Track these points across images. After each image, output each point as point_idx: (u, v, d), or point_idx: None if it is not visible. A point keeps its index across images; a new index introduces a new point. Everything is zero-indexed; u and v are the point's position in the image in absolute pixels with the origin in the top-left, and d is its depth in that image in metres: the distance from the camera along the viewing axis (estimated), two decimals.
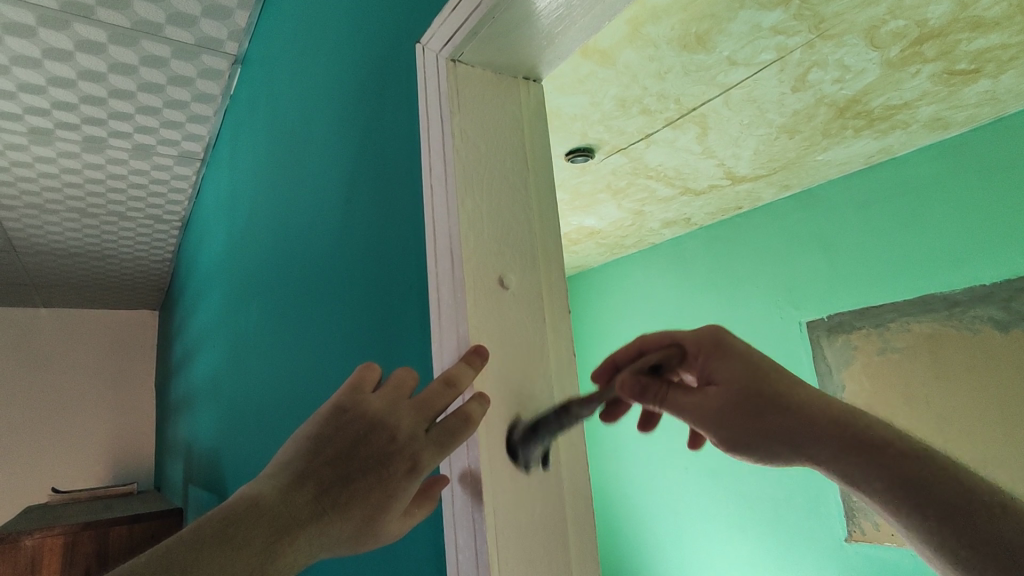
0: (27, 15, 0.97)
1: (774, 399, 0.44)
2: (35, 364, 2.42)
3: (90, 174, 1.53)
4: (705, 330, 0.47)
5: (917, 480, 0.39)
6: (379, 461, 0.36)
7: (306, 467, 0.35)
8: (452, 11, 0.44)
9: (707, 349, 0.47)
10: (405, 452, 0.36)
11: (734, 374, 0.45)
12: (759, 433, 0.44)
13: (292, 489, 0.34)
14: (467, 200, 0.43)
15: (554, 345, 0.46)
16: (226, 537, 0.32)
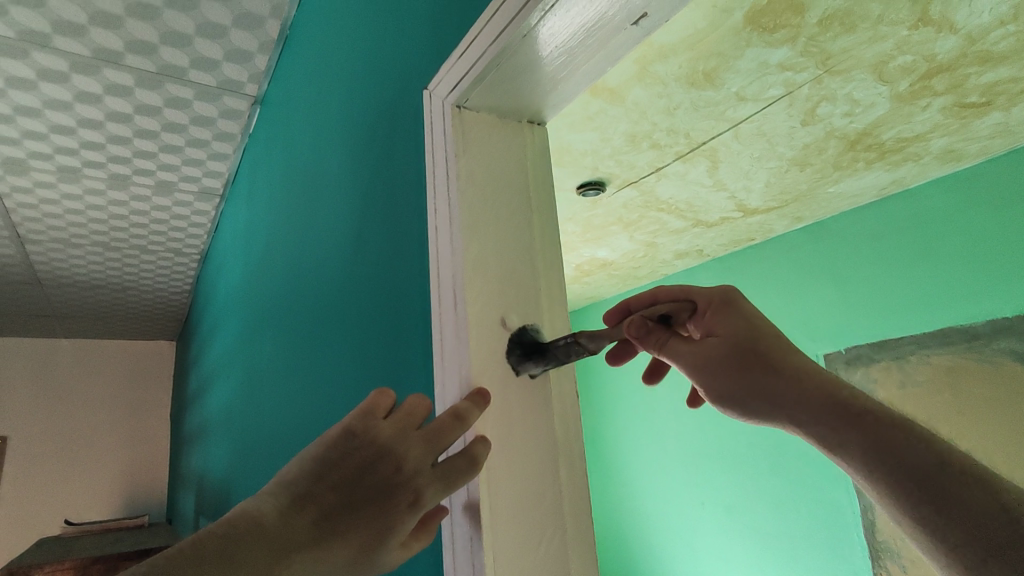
0: (60, 62, 1.03)
1: (766, 357, 0.45)
2: (54, 394, 2.46)
3: (114, 210, 1.58)
4: (718, 287, 0.49)
5: (891, 446, 0.39)
6: (383, 491, 0.37)
7: (309, 489, 0.37)
8: (458, 58, 0.46)
9: (716, 306, 0.48)
10: (408, 485, 0.38)
11: (733, 330, 0.46)
12: (746, 390, 0.45)
13: (295, 512, 0.36)
14: (471, 243, 0.44)
15: (557, 380, 0.46)
16: (225, 559, 0.33)
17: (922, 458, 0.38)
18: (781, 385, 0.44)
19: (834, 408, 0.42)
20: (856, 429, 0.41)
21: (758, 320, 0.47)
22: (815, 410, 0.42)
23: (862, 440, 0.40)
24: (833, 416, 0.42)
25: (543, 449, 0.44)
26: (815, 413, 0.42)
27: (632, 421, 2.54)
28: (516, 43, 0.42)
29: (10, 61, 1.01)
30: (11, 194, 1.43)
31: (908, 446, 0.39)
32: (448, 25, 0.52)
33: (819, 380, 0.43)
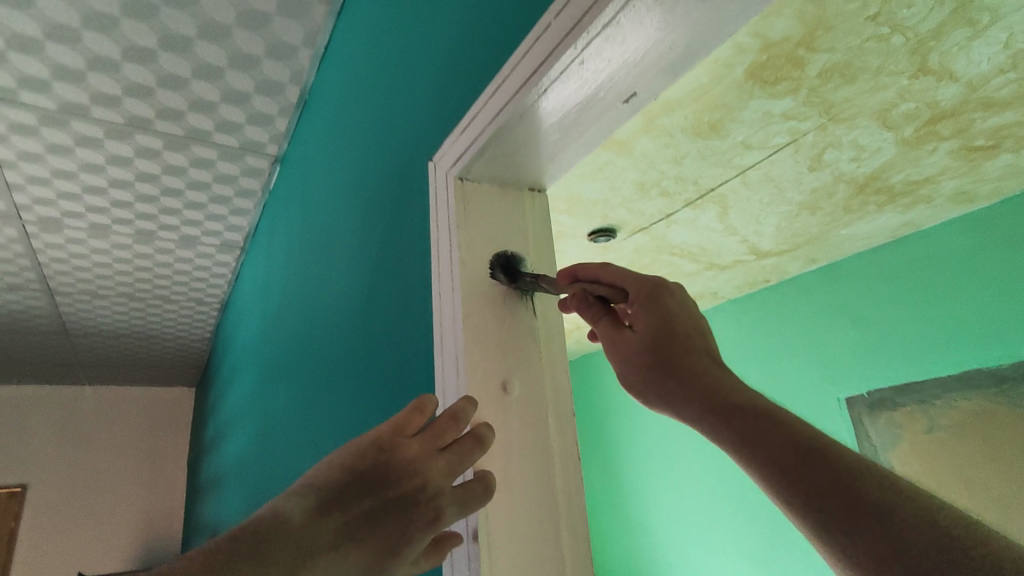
0: (96, 129, 1.09)
1: (680, 360, 0.42)
2: (76, 442, 2.48)
3: (140, 262, 1.64)
4: (653, 277, 0.45)
5: (810, 478, 0.36)
6: (404, 506, 0.39)
7: (336, 495, 0.39)
8: (460, 134, 0.49)
9: (646, 298, 0.44)
10: (428, 504, 0.39)
11: (651, 325, 0.43)
12: (653, 389, 0.43)
13: (320, 518, 0.39)
14: (471, 312, 0.46)
15: (561, 450, 0.47)
16: (258, 552, 0.38)
17: (819, 476, 0.36)
18: (687, 389, 0.41)
19: (731, 418, 0.39)
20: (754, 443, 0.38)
21: (682, 317, 0.43)
22: (712, 417, 0.40)
23: (764, 454, 0.37)
24: (734, 424, 0.39)
25: (545, 513, 0.44)
26: (715, 419, 0.40)
27: (651, 467, 2.48)
28: (513, 121, 0.45)
29: (50, 130, 1.08)
30: (44, 249, 1.50)
31: (809, 461, 0.36)
32: (452, 100, 0.55)
33: (727, 391, 0.40)
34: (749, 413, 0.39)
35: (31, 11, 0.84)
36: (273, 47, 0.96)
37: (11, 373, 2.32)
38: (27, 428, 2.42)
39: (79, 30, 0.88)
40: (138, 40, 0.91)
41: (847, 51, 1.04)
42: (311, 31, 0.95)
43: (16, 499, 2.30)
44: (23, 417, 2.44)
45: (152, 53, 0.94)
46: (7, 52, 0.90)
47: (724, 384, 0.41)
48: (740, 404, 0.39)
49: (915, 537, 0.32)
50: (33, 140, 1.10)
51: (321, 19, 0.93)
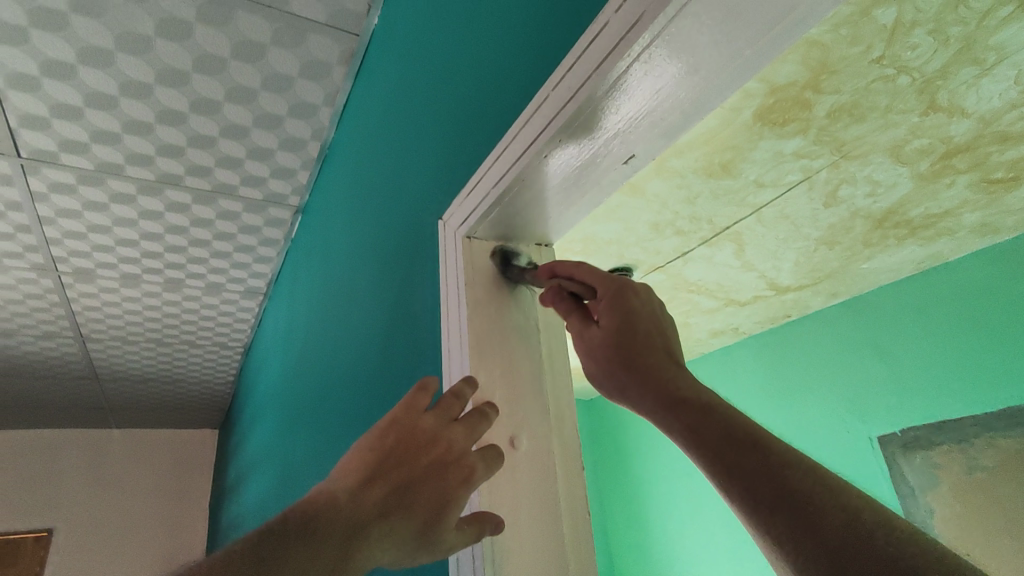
0: (129, 186, 1.15)
1: (638, 355, 0.47)
2: (102, 486, 2.51)
3: (167, 309, 1.69)
4: (619, 279, 0.50)
5: (743, 458, 0.40)
6: (439, 470, 0.43)
7: (374, 472, 0.43)
8: (467, 197, 0.52)
9: (611, 297, 0.49)
10: (459, 465, 0.43)
11: (616, 321, 0.48)
12: (614, 380, 0.48)
13: (362, 492, 0.42)
14: (480, 371, 0.49)
15: (569, 509, 0.48)
16: (309, 529, 0.39)
17: (753, 463, 0.40)
18: (641, 380, 0.46)
19: (676, 408, 0.44)
20: (701, 432, 0.42)
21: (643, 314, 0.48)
22: (662, 404, 0.44)
23: (707, 442, 0.42)
24: (680, 413, 0.44)
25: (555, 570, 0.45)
26: (664, 407, 0.44)
27: (677, 510, 2.40)
28: (515, 186, 0.48)
29: (87, 188, 1.14)
30: (78, 298, 1.56)
31: (744, 450, 0.40)
32: (460, 163, 0.58)
33: (677, 384, 0.45)
34: (696, 405, 0.43)
35: (74, 82, 0.90)
36: (295, 107, 1.01)
37: (42, 417, 2.37)
38: (56, 471, 2.47)
39: (116, 97, 0.94)
40: (170, 104, 0.97)
41: (854, 92, 1.06)
42: (330, 92, 1.00)
43: (43, 543, 2.34)
44: (52, 461, 2.48)
45: (183, 116, 1.00)
46: (51, 119, 0.96)
47: (676, 376, 0.45)
48: (689, 397, 0.44)
49: (827, 515, 0.37)
50: (71, 198, 1.16)
51: (340, 81, 0.98)
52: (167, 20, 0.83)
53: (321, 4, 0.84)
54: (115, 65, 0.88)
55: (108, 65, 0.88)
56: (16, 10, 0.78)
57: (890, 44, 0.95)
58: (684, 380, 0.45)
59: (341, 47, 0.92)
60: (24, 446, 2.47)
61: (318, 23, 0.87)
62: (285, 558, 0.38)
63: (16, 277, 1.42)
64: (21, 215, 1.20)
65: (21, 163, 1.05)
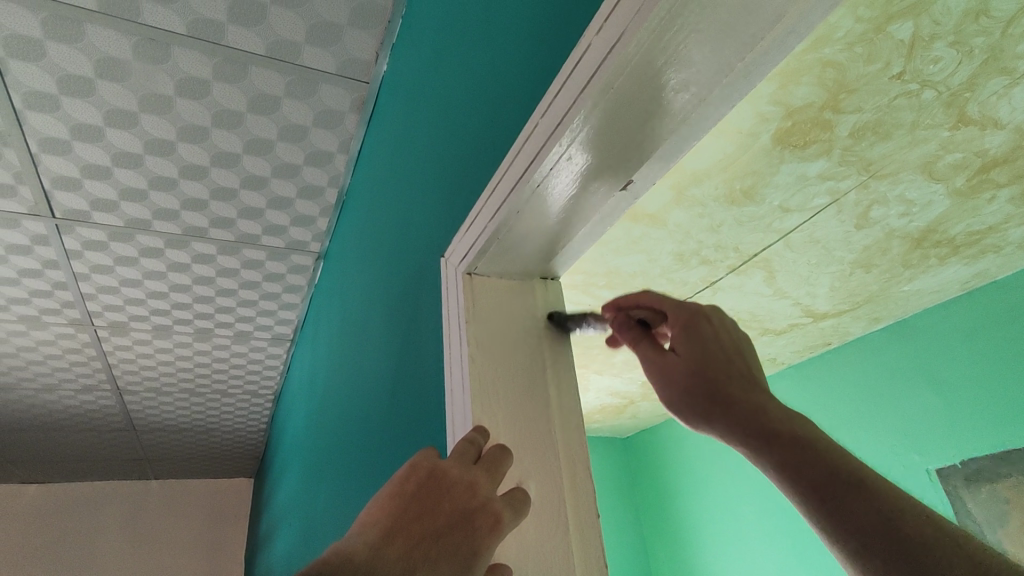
0: (157, 240, 1.19)
1: (724, 385, 0.45)
2: (138, 539, 2.52)
3: (198, 359, 1.72)
4: (690, 307, 0.48)
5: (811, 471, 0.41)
6: (465, 516, 0.38)
7: (395, 522, 0.37)
8: (466, 233, 0.52)
9: (683, 324, 0.48)
10: (486, 510, 0.39)
11: (695, 352, 0.46)
12: (694, 410, 0.46)
13: (383, 544, 0.35)
14: (482, 411, 0.47)
15: (584, 564, 0.44)
16: None
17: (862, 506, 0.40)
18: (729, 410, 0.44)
19: (769, 440, 0.43)
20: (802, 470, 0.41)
21: (719, 340, 0.47)
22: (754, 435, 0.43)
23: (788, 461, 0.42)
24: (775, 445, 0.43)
25: None
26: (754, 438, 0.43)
27: (726, 556, 2.26)
28: (512, 218, 0.47)
29: (119, 244, 1.18)
30: (113, 350, 1.60)
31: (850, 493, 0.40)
32: (462, 199, 0.57)
33: (767, 413, 0.43)
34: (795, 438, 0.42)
35: (102, 144, 0.94)
36: (311, 155, 1.04)
37: (82, 470, 2.42)
38: (95, 524, 2.49)
39: (142, 155, 0.98)
40: (192, 159, 1.00)
41: (875, 110, 1.02)
42: (344, 139, 1.02)
43: None
44: (92, 513, 2.52)
45: (205, 170, 1.03)
46: (82, 180, 1.01)
47: (764, 404, 0.44)
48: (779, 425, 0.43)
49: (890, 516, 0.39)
50: (104, 254, 1.20)
51: (354, 128, 1.00)
52: (186, 79, 0.86)
53: (331, 55, 0.86)
54: (140, 125, 0.92)
55: (133, 125, 0.92)
56: (47, 79, 0.83)
57: (909, 59, 0.92)
58: (772, 405, 0.44)
59: (352, 95, 0.94)
60: (65, 499, 2.51)
61: (328, 73, 0.89)
62: None
63: (54, 333, 1.47)
64: (58, 273, 1.25)
65: (57, 223, 1.10)
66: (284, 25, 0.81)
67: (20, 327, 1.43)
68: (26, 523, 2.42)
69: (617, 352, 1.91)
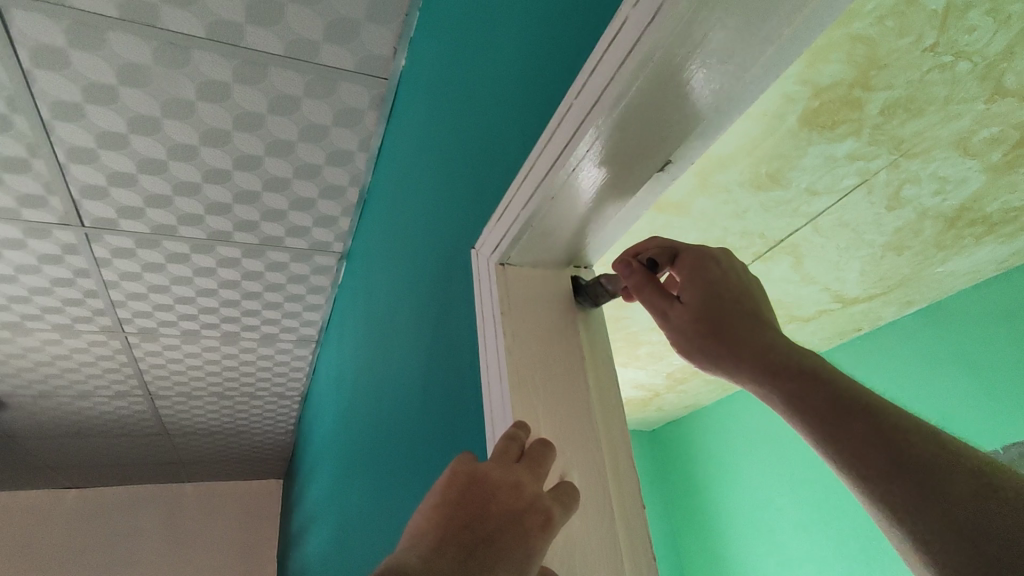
0: (183, 245, 1.20)
1: (734, 324, 0.45)
2: (174, 540, 2.57)
3: (225, 363, 1.74)
4: (699, 249, 0.48)
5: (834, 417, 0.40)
6: (514, 518, 0.37)
7: (443, 533, 0.36)
8: (497, 223, 0.51)
9: (694, 268, 0.47)
10: (537, 508, 0.38)
11: (701, 297, 0.46)
12: (705, 352, 0.45)
13: (435, 557, 0.34)
14: (521, 402, 0.46)
15: (631, 555, 0.43)
16: None
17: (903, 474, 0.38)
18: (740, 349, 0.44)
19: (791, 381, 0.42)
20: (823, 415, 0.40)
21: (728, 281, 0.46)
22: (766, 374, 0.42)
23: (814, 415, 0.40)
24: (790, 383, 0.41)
25: None
26: (766, 376, 0.42)
27: (758, 546, 2.23)
28: (545, 205, 0.46)
29: (146, 251, 1.20)
30: (144, 356, 1.62)
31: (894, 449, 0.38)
32: (490, 190, 0.56)
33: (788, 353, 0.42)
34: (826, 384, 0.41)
35: (128, 151, 0.95)
36: (332, 154, 1.04)
37: (117, 474, 2.46)
38: (132, 527, 2.55)
39: (166, 161, 0.98)
40: (215, 163, 1.01)
41: (907, 86, 0.99)
42: (364, 136, 1.01)
43: None
44: (129, 516, 2.57)
45: (228, 173, 1.03)
46: (110, 188, 1.02)
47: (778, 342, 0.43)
48: (791, 361, 0.42)
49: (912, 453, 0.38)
50: (132, 261, 1.22)
51: (373, 125, 1.00)
52: (207, 83, 0.87)
53: (350, 52, 0.86)
54: (163, 131, 0.93)
55: (156, 131, 0.93)
56: (72, 89, 0.84)
57: (943, 30, 0.89)
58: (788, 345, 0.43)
59: (371, 91, 0.93)
60: (103, 504, 2.57)
61: (348, 70, 0.89)
62: None
63: (87, 340, 1.50)
64: (89, 281, 1.27)
65: (86, 232, 1.11)
66: (301, 24, 0.81)
67: (54, 335, 1.46)
68: (66, 527, 2.48)
69: (642, 344, 1.89)
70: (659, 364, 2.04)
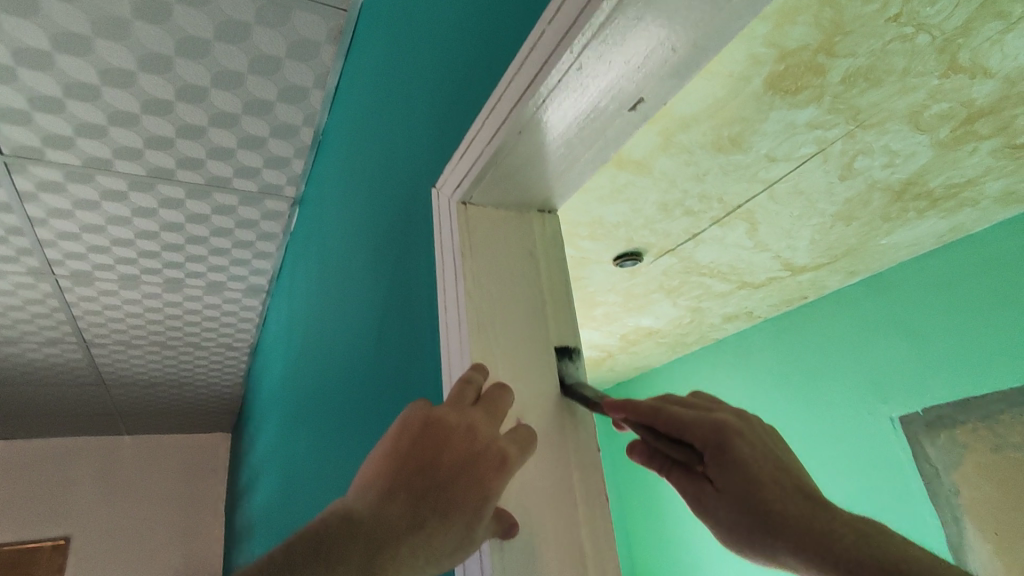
0: (119, 182, 1.12)
1: (772, 508, 0.37)
2: (113, 493, 2.49)
3: (169, 311, 1.66)
4: (711, 426, 0.39)
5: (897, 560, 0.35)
6: (468, 462, 0.37)
7: (394, 480, 0.37)
8: (460, 159, 0.49)
9: (711, 452, 0.39)
10: (492, 450, 0.37)
11: (732, 484, 0.38)
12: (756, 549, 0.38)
13: (383, 504, 0.36)
14: (479, 344, 0.45)
15: (589, 516, 0.43)
16: (321, 558, 0.34)
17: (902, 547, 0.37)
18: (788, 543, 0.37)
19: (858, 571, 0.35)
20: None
21: (756, 462, 0.38)
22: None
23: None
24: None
25: (570, 543, 0.42)
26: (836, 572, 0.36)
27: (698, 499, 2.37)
28: (512, 138, 0.44)
29: (76, 186, 1.11)
30: (78, 302, 1.53)
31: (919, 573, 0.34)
32: (453, 126, 0.54)
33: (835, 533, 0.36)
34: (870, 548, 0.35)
35: (53, 72, 0.87)
36: (285, 91, 0.97)
37: (51, 425, 2.35)
38: (69, 479, 2.46)
39: (98, 87, 0.90)
40: (154, 92, 0.93)
41: (869, 54, 1.00)
42: (320, 73, 0.96)
43: (62, 550, 2.33)
44: (64, 469, 2.47)
45: (169, 104, 0.96)
46: (33, 113, 0.93)
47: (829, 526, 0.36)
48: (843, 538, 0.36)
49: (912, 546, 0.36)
50: (60, 197, 1.13)
51: (329, 61, 0.94)
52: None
53: None
54: (95, 52, 0.85)
55: (85, 51, 0.84)
56: None
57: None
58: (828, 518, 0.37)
59: (328, 23, 0.88)
60: (35, 455, 2.46)
61: None
62: None
63: (13, 282, 1.40)
64: (11, 217, 1.17)
65: (5, 161, 1.02)
66: None
67: None
68: None
69: (597, 304, 1.93)
70: (613, 325, 2.09)
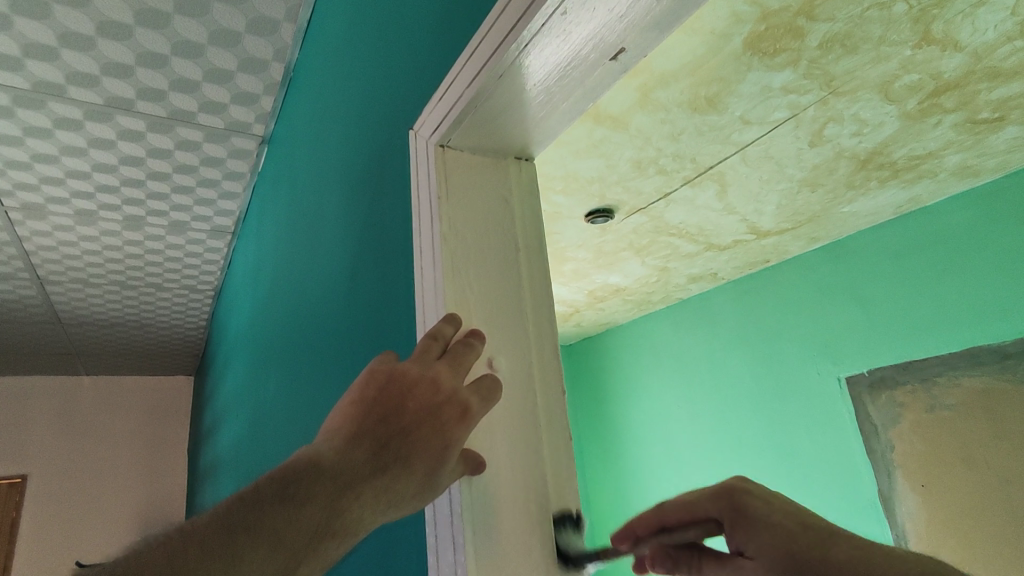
0: (75, 110, 1.06)
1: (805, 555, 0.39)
2: (72, 433, 2.46)
3: (129, 250, 1.61)
4: (714, 497, 0.42)
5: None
6: (431, 412, 0.39)
7: (359, 428, 0.38)
8: (439, 101, 0.48)
9: (726, 519, 0.41)
10: (453, 401, 0.40)
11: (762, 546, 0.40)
12: None
13: (350, 449, 0.37)
14: (453, 288, 0.46)
15: (552, 456, 0.46)
16: (288, 496, 0.35)
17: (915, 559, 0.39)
18: None
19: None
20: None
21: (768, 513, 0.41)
22: None
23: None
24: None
25: (533, 473, 0.44)
26: None
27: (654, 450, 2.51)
28: (492, 83, 0.44)
29: (27, 112, 1.05)
30: (30, 237, 1.47)
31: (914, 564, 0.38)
32: (432, 67, 0.53)
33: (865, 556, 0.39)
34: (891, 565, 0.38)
35: None
36: (254, 22, 0.93)
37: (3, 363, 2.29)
38: (24, 418, 2.41)
39: (48, 3, 0.84)
40: (111, 14, 0.88)
41: (847, 20, 1.00)
42: (292, 4, 0.92)
43: (20, 488, 2.30)
44: (19, 407, 2.42)
45: (128, 29, 0.91)
46: None
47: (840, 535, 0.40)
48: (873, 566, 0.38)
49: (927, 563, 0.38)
50: (10, 122, 1.07)
51: None
52: None
53: None
54: None
55: None
56: None
57: None
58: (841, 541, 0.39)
59: None
60: None
61: None
62: (257, 533, 0.33)
63: None
64: None
65: None
66: None
67: None
68: None
69: (567, 260, 1.96)
70: (582, 281, 2.12)
